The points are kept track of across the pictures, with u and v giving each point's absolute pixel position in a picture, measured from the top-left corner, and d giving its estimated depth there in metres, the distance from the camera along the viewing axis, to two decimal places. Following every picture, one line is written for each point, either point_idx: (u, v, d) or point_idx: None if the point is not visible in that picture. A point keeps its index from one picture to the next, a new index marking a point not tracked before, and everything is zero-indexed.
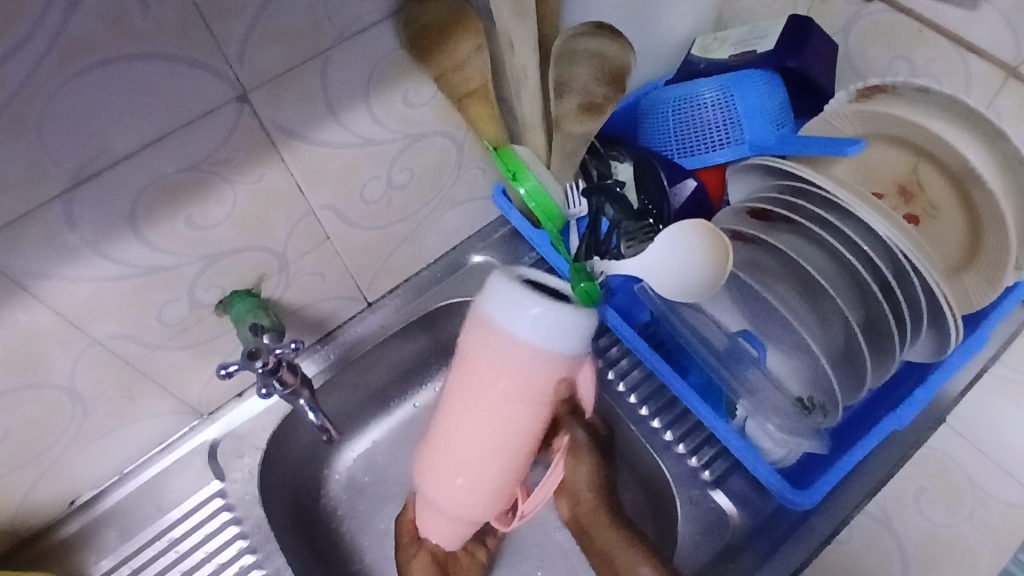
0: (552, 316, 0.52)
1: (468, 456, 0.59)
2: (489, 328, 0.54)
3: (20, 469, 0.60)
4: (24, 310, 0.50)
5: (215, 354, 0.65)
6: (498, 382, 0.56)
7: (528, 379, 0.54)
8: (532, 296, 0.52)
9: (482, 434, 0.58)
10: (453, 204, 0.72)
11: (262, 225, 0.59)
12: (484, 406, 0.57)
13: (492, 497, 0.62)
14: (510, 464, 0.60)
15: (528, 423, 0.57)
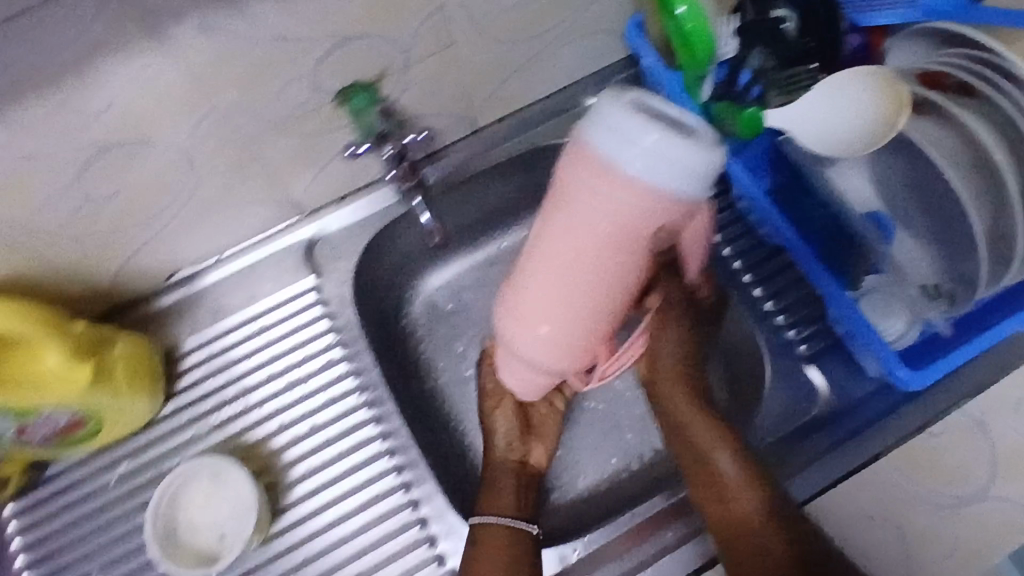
0: (675, 151, 0.43)
1: (545, 303, 0.50)
2: (590, 161, 0.45)
3: (130, 230, 0.61)
4: (149, 56, 0.48)
5: (322, 149, 0.64)
6: (592, 223, 0.46)
7: (632, 224, 0.45)
8: (651, 129, 0.43)
9: (566, 281, 0.49)
10: (582, 34, 0.67)
11: (392, 11, 0.55)
12: (576, 247, 0.47)
13: (567, 353, 0.53)
14: (594, 316, 0.51)
15: (621, 271, 0.48)
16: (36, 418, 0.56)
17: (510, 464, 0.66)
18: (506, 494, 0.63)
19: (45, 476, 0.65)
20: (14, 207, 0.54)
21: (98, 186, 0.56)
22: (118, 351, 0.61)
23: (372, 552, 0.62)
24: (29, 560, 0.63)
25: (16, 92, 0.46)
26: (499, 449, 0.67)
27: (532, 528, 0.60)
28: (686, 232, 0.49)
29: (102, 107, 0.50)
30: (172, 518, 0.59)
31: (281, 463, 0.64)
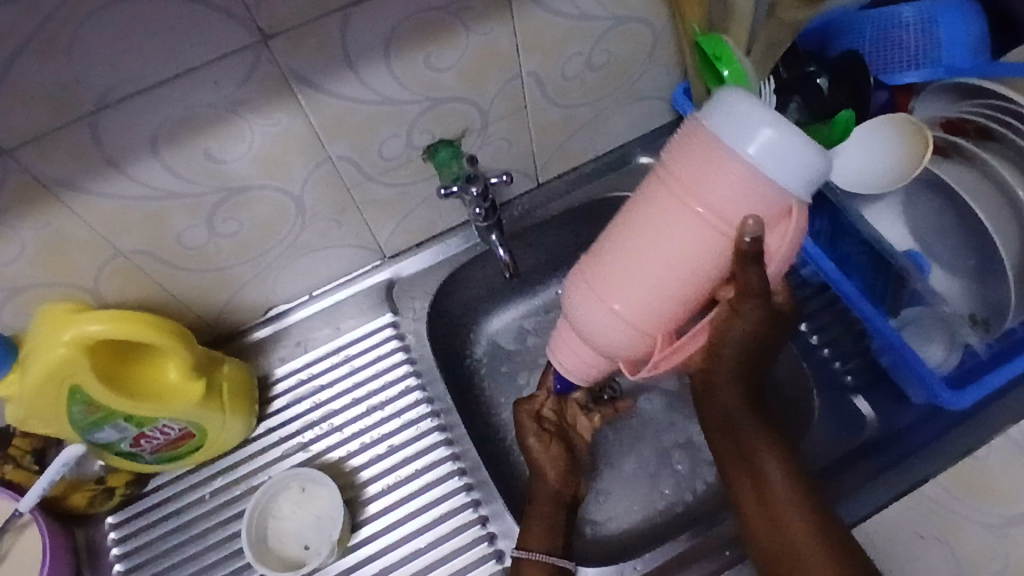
0: (786, 138, 0.46)
1: (631, 263, 0.54)
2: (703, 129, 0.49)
3: (241, 265, 0.70)
4: (285, 112, 0.59)
5: (408, 198, 0.73)
6: (695, 191, 0.50)
7: (729, 198, 0.49)
8: (766, 113, 0.47)
9: (655, 247, 0.52)
10: (635, 100, 0.77)
11: (479, 80, 0.65)
12: (671, 218, 0.51)
13: (637, 326, 0.55)
14: (673, 291, 0.54)
15: (708, 250, 0.51)
16: (152, 425, 0.63)
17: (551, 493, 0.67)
18: (546, 525, 0.64)
19: (146, 490, 0.71)
20: (154, 237, 0.63)
21: (223, 223, 0.65)
22: (224, 372, 0.68)
23: (443, 566, 0.65)
24: (123, 568, 0.68)
25: (177, 136, 0.56)
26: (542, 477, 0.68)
27: (567, 564, 0.62)
28: (773, 232, 0.51)
29: (241, 153, 0.60)
30: (263, 526, 0.66)
31: (358, 481, 0.70)
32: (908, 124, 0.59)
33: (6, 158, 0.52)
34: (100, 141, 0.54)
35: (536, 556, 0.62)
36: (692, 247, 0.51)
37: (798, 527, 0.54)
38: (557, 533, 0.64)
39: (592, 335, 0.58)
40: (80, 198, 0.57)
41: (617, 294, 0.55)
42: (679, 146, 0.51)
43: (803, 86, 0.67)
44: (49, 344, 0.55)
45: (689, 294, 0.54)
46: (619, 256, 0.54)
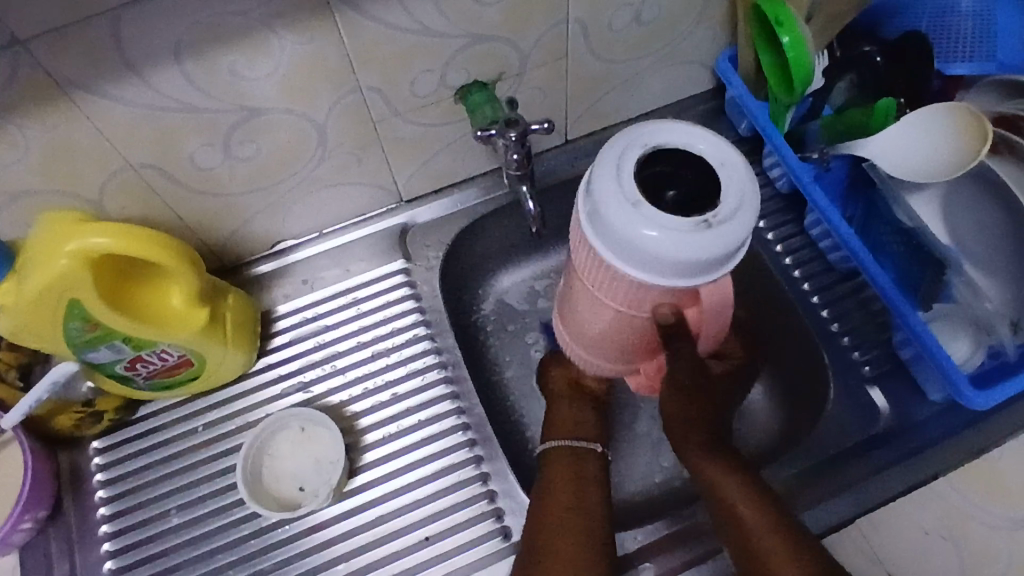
0: (665, 249, 0.46)
1: (574, 305, 0.60)
2: (587, 255, 0.52)
3: (253, 193, 0.66)
4: (320, 31, 0.55)
5: (433, 140, 0.70)
6: (590, 276, 0.54)
7: (623, 296, 0.52)
8: (638, 218, 0.46)
9: (583, 302, 0.58)
10: (677, 62, 0.74)
11: (523, 20, 0.62)
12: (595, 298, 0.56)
13: (594, 353, 0.63)
14: (626, 341, 0.59)
15: (618, 317, 0.56)
16: (150, 350, 0.60)
17: (567, 392, 0.68)
18: (571, 416, 0.66)
19: (135, 417, 0.69)
20: (167, 154, 0.59)
21: (241, 146, 0.61)
22: (228, 303, 0.65)
23: (440, 520, 0.64)
24: (108, 495, 0.66)
25: (204, 46, 0.52)
26: (553, 379, 0.69)
27: (597, 446, 0.63)
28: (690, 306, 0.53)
29: (268, 71, 0.56)
30: (258, 464, 0.65)
31: (358, 427, 0.68)
32: (970, 117, 0.57)
33: (18, 49, 0.48)
34: (121, 41, 0.50)
35: (560, 442, 0.63)
36: (622, 319, 0.56)
37: (751, 515, 0.53)
38: (583, 421, 0.65)
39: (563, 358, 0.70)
40: (93, 102, 0.53)
41: (579, 340, 0.64)
42: (575, 245, 0.54)
43: (858, 64, 0.65)
44: (50, 255, 0.52)
45: (647, 340, 0.59)
46: (575, 317, 0.61)
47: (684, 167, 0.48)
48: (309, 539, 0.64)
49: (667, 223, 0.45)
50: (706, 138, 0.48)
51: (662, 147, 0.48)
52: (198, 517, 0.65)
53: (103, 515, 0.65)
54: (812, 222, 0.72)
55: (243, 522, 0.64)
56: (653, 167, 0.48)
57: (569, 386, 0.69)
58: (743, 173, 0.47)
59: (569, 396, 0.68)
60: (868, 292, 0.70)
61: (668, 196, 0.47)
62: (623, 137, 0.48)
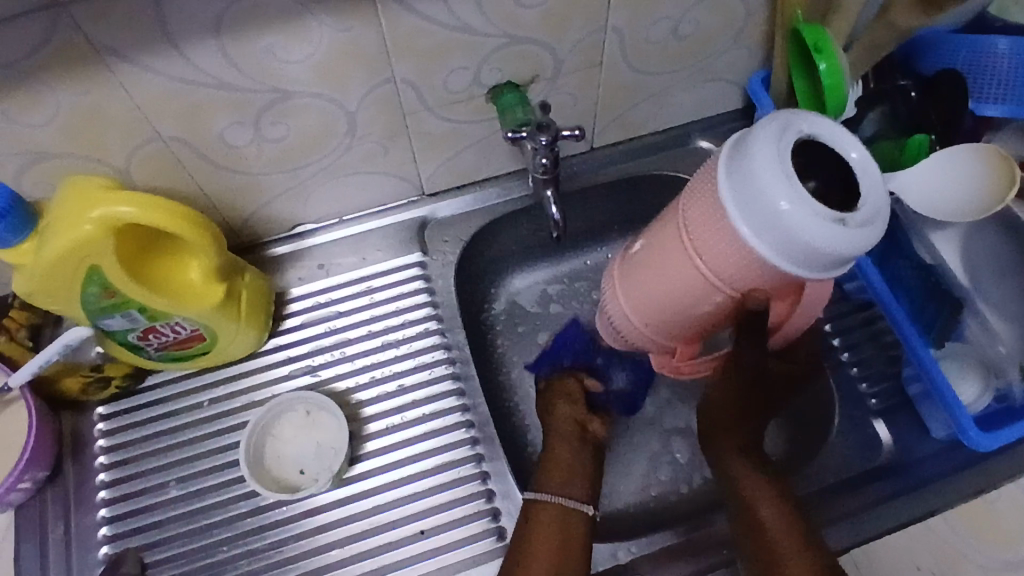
0: (792, 230, 0.47)
1: (646, 257, 0.60)
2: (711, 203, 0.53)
3: (277, 174, 0.67)
4: (359, 19, 0.55)
5: (461, 137, 0.70)
6: (701, 229, 0.54)
7: (723, 264, 0.53)
8: (784, 189, 0.47)
9: (662, 255, 0.58)
10: (709, 79, 0.74)
11: (561, 25, 0.62)
12: (676, 254, 0.56)
13: (643, 317, 0.62)
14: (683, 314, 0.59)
15: (697, 283, 0.56)
16: (165, 321, 0.60)
17: (569, 431, 0.66)
18: (568, 464, 0.64)
19: (141, 386, 0.69)
20: (197, 128, 0.59)
21: (270, 127, 0.62)
22: (245, 281, 0.65)
23: (436, 514, 0.64)
24: (108, 461, 0.66)
25: (244, 24, 0.53)
26: (557, 415, 0.68)
27: (589, 509, 0.61)
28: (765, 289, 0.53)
29: (305, 54, 0.57)
30: (261, 444, 0.65)
31: (361, 415, 0.68)
32: (996, 158, 0.57)
33: (59, 11, 0.48)
34: (162, 12, 0.50)
35: (553, 498, 0.61)
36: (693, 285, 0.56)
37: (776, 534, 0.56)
38: (580, 470, 0.64)
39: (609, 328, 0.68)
40: (129, 70, 0.53)
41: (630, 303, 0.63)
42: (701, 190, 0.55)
43: (893, 97, 0.64)
44: (74, 220, 0.52)
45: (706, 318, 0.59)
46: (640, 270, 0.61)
47: (827, 165, 0.49)
48: (304, 522, 0.64)
49: (804, 201, 0.46)
50: (860, 148, 0.49)
51: (816, 136, 0.49)
52: (196, 491, 0.65)
53: (102, 481, 0.65)
54: None
55: (240, 500, 0.65)
56: (812, 149, 0.49)
57: (570, 426, 0.67)
58: (880, 189, 0.48)
59: (569, 438, 0.66)
60: (880, 324, 0.70)
61: (808, 188, 0.48)
62: (795, 112, 0.50)
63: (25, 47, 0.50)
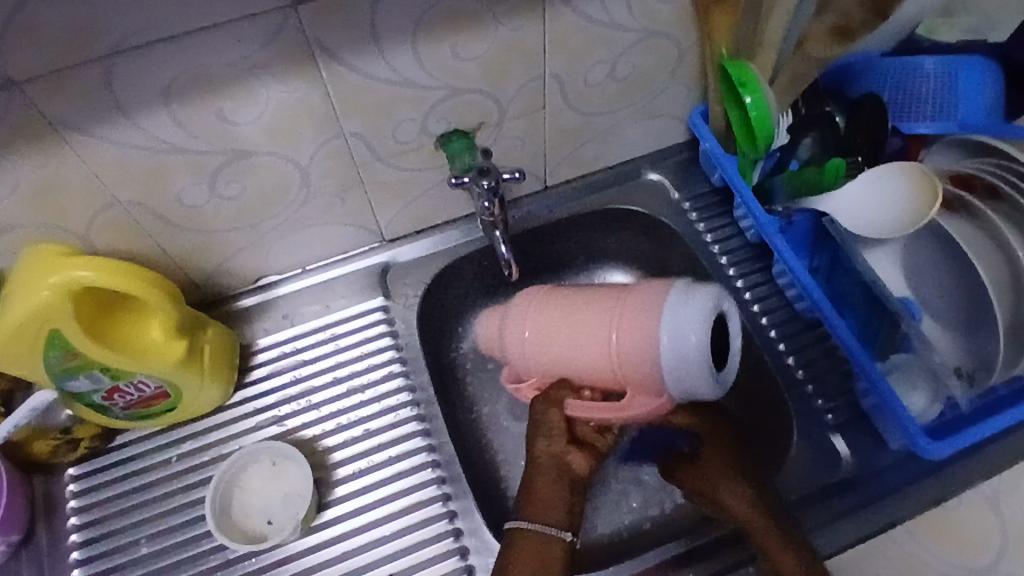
0: (693, 368, 0.56)
1: (540, 331, 0.64)
2: (651, 335, 0.58)
3: (238, 230, 0.69)
4: (304, 81, 0.58)
5: (416, 184, 0.73)
6: (639, 306, 0.59)
7: (648, 354, 0.58)
8: (701, 322, 0.55)
9: (559, 331, 0.63)
10: (651, 115, 0.77)
11: (501, 73, 0.65)
12: (601, 313, 0.62)
13: (544, 337, 0.64)
14: (579, 364, 0.63)
15: (600, 360, 0.61)
16: (128, 380, 0.61)
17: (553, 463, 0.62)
18: (550, 495, 0.61)
19: (111, 445, 0.70)
20: (154, 191, 0.62)
21: (226, 186, 0.64)
22: (207, 336, 0.67)
23: (406, 556, 0.65)
24: (79, 522, 0.67)
25: (192, 91, 0.55)
26: (537, 447, 0.63)
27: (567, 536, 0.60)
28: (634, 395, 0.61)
29: (255, 116, 0.59)
30: (228, 496, 0.66)
31: (329, 461, 0.69)
32: (892, 168, 0.60)
33: (13, 90, 0.51)
34: (112, 86, 0.53)
35: (534, 530, 0.59)
36: (602, 343, 0.61)
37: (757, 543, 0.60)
38: (561, 506, 0.60)
39: (499, 335, 0.68)
40: (84, 141, 0.56)
41: (552, 318, 0.64)
42: (639, 294, 0.61)
43: (819, 122, 0.68)
44: (34, 286, 0.54)
45: (584, 374, 0.63)
46: (568, 307, 0.64)
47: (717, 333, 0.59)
48: (275, 572, 0.64)
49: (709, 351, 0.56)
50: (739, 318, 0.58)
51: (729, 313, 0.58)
52: (167, 547, 0.65)
53: (74, 541, 0.66)
54: (778, 271, 0.75)
55: (211, 553, 0.65)
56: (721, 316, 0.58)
57: (552, 459, 0.62)
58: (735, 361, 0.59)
59: (544, 473, 0.62)
60: (832, 341, 0.72)
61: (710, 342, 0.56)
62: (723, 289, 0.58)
63: None
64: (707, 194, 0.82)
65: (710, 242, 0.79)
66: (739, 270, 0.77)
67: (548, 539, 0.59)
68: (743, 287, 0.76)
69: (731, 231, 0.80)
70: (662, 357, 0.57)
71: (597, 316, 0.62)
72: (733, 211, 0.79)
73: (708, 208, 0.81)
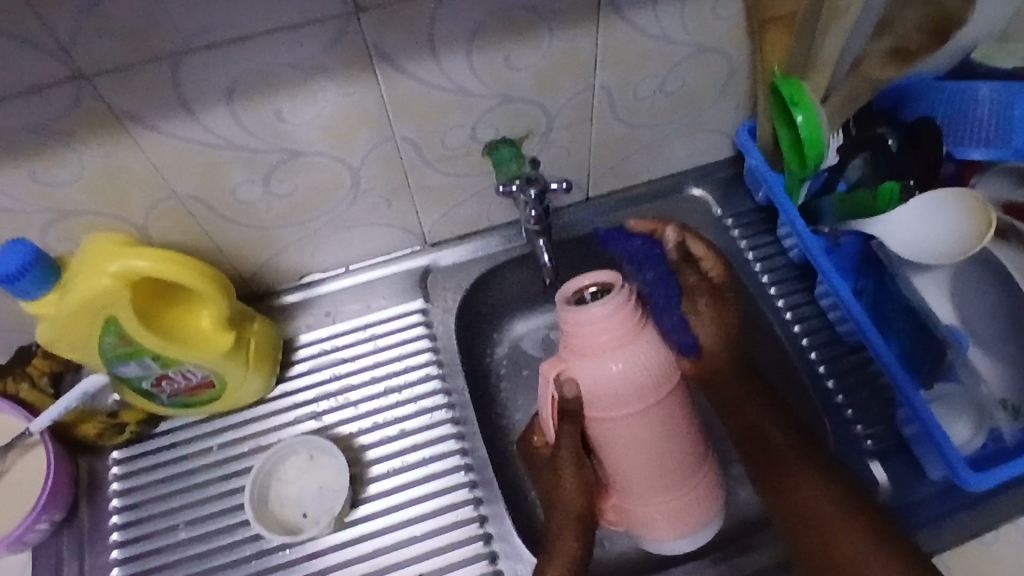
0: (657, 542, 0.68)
1: (633, 422, 0.63)
2: (680, 527, 0.66)
3: (288, 227, 0.71)
4: (361, 84, 0.60)
5: (462, 189, 0.74)
6: (685, 508, 0.66)
7: (647, 520, 0.66)
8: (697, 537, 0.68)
9: (649, 428, 0.63)
10: (698, 130, 0.77)
11: (552, 84, 0.66)
12: (683, 465, 0.65)
13: (647, 421, 0.63)
14: (631, 459, 0.64)
15: (636, 478, 0.65)
16: (176, 368, 0.63)
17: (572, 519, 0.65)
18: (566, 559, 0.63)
19: (155, 431, 0.72)
20: (211, 186, 0.64)
21: (279, 184, 0.66)
22: (253, 329, 0.69)
23: (435, 557, 0.65)
24: (121, 504, 0.69)
25: (253, 90, 0.57)
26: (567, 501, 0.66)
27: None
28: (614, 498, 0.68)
29: (311, 117, 0.61)
30: (267, 486, 0.67)
31: (364, 458, 0.70)
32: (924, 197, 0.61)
33: (85, 83, 0.53)
34: (178, 82, 0.55)
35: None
36: (659, 482, 0.65)
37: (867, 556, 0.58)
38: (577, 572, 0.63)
39: (615, 356, 0.61)
40: (148, 135, 0.58)
41: (665, 420, 0.64)
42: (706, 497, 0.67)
43: (872, 144, 0.67)
44: (94, 273, 0.56)
45: (621, 461, 0.65)
46: (676, 433, 0.64)
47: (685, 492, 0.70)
48: (306, 565, 0.65)
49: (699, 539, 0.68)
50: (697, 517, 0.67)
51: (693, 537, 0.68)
52: (203, 533, 0.67)
53: (115, 523, 0.68)
54: (821, 293, 0.74)
55: (244, 542, 0.66)
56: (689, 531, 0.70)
57: (572, 517, 0.65)
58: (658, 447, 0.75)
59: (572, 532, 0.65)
60: (874, 366, 0.71)
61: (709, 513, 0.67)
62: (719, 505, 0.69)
63: (53, 114, 0.54)
64: (751, 212, 0.81)
65: (753, 260, 0.79)
66: (781, 290, 0.76)
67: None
68: (785, 307, 0.76)
69: (775, 249, 0.79)
70: (667, 534, 0.66)
71: (677, 463, 0.65)
72: (777, 230, 0.79)
73: (751, 226, 0.81)
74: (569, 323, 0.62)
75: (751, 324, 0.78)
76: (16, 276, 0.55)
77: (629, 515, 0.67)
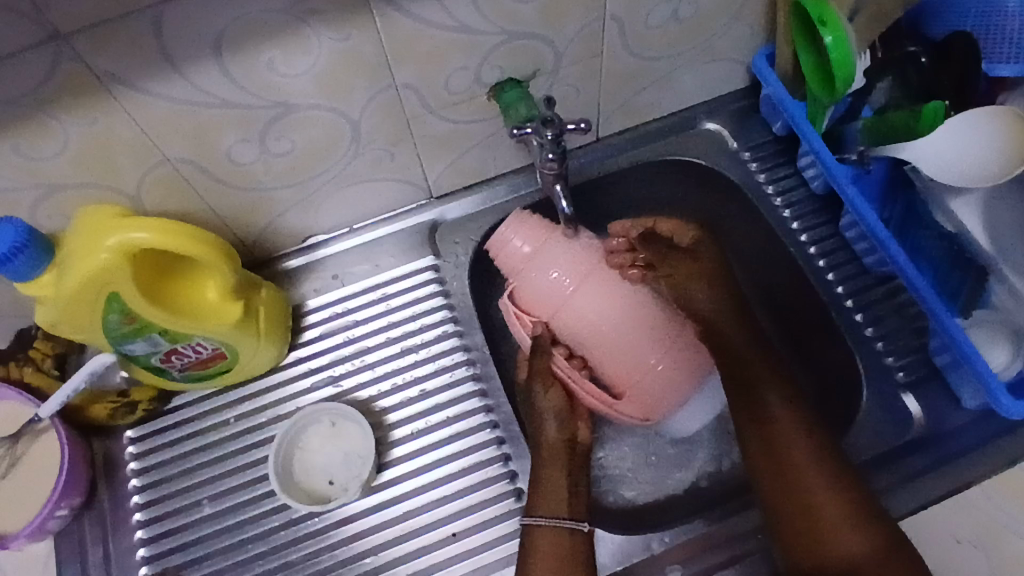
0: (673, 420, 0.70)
1: (580, 306, 0.64)
2: (678, 398, 0.65)
3: (285, 188, 0.67)
4: (356, 27, 0.55)
5: (467, 137, 0.70)
6: (674, 377, 0.64)
7: (659, 397, 0.64)
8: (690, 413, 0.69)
9: (589, 307, 0.64)
10: (712, 59, 0.72)
11: (559, 16, 0.61)
12: (653, 341, 0.63)
13: (595, 306, 0.64)
14: (594, 347, 0.64)
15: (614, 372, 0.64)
16: (185, 342, 0.61)
17: (556, 453, 0.64)
18: (555, 488, 0.62)
19: (168, 407, 0.70)
20: (203, 150, 0.60)
21: (276, 141, 0.62)
22: (262, 297, 0.66)
23: (467, 516, 0.64)
24: (141, 484, 0.67)
25: (241, 40, 0.53)
26: (546, 434, 0.65)
27: (584, 526, 0.60)
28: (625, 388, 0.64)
29: (304, 67, 0.56)
30: (289, 456, 0.66)
31: (386, 421, 0.68)
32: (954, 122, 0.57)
33: (60, 44, 0.48)
34: (163, 36, 0.50)
35: (547, 523, 0.60)
36: (633, 360, 0.63)
37: (828, 505, 0.57)
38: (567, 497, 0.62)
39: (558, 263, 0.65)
40: (133, 96, 0.53)
41: (607, 300, 0.64)
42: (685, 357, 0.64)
43: (902, 63, 0.63)
44: (90, 249, 0.52)
45: (601, 352, 0.64)
46: (629, 315, 0.63)
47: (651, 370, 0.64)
48: (337, 532, 0.65)
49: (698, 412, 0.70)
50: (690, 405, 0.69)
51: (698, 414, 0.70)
52: (228, 508, 0.66)
53: (136, 503, 0.66)
54: (847, 224, 0.71)
55: (272, 513, 0.65)
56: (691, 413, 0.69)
57: (558, 447, 0.64)
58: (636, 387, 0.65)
59: (557, 460, 0.64)
60: (903, 297, 0.69)
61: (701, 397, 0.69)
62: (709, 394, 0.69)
63: (27, 81, 0.50)
64: (768, 142, 0.78)
65: (771, 194, 0.76)
66: (803, 223, 0.74)
67: (542, 494, 0.62)
68: (808, 241, 0.73)
69: (793, 181, 0.76)
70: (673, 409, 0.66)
71: (642, 335, 0.63)
72: (798, 160, 0.76)
73: (768, 157, 0.77)
74: (510, 241, 0.66)
75: (773, 261, 0.76)
76: (8, 258, 0.52)
77: (650, 405, 0.65)
